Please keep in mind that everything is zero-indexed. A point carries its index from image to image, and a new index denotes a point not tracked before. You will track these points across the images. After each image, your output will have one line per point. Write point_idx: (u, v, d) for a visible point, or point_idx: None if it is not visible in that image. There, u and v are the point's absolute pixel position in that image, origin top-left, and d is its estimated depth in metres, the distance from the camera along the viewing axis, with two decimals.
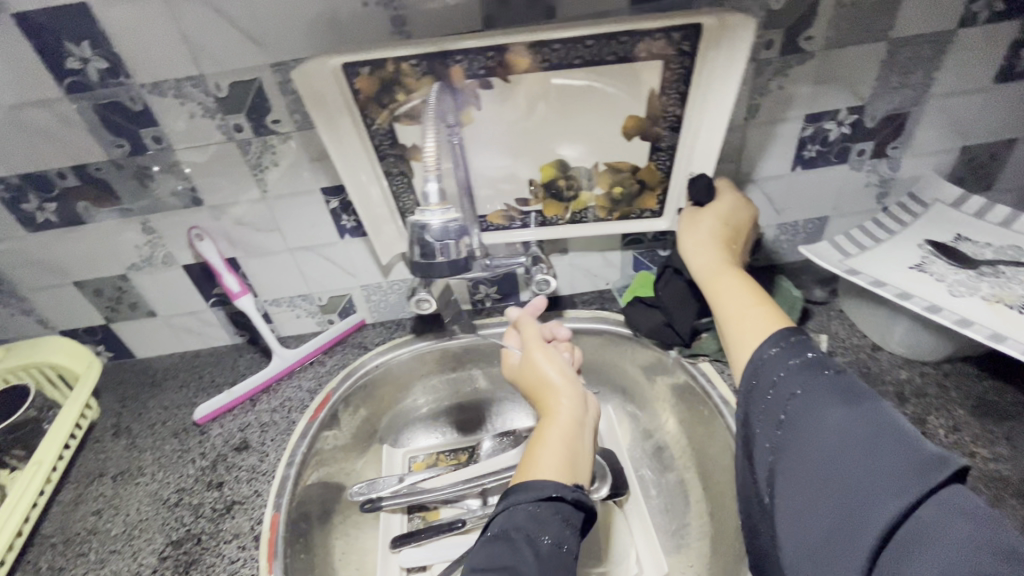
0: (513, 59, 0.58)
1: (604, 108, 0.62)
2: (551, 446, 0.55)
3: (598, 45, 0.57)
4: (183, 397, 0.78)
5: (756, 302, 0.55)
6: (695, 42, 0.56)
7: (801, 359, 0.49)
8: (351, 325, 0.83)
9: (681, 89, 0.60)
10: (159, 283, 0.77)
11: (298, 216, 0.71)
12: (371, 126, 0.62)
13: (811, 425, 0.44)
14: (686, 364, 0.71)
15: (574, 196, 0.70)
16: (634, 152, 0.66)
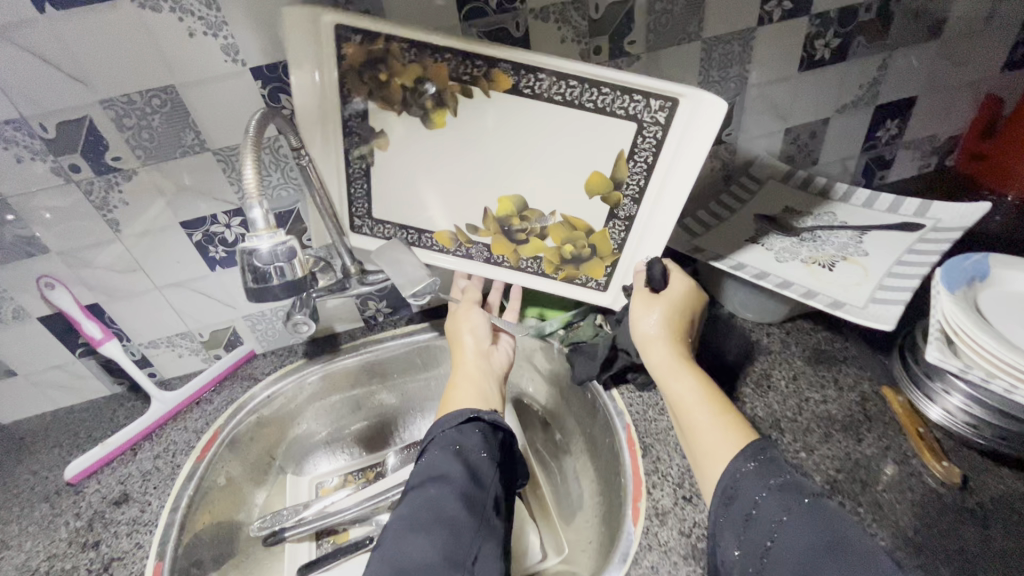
0: (499, 77, 0.58)
1: (569, 162, 0.64)
2: (462, 388, 0.63)
3: (580, 89, 0.58)
4: (55, 458, 0.73)
5: (720, 410, 0.54)
6: (670, 116, 0.60)
7: (779, 479, 0.45)
8: (239, 358, 0.81)
9: (649, 158, 0.63)
10: (12, 339, 0.72)
11: (161, 253, 0.69)
12: (346, 98, 0.59)
13: (798, 556, 0.40)
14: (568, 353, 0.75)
15: (526, 240, 0.71)
16: (593, 210, 0.68)
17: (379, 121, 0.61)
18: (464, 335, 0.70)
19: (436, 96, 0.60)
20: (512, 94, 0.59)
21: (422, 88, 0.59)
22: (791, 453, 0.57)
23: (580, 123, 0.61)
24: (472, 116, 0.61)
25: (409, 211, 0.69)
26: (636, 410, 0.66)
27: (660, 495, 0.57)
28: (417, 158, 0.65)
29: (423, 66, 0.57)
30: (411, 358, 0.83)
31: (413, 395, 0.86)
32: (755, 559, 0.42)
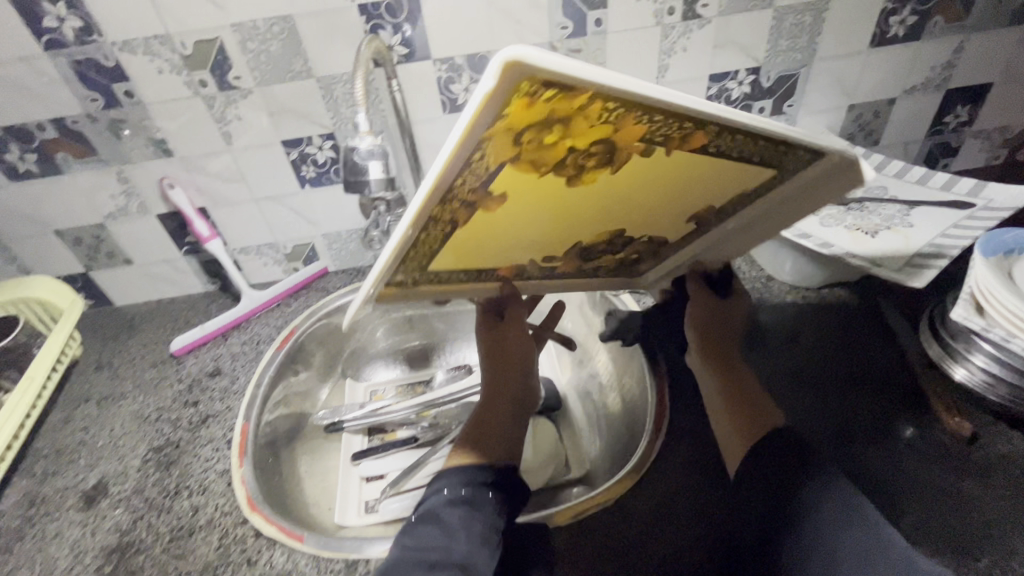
0: (696, 136, 0.40)
1: (676, 203, 0.52)
2: (495, 425, 0.58)
3: (758, 145, 0.43)
4: (160, 336, 0.86)
5: (753, 400, 0.56)
6: (804, 172, 0.46)
7: (800, 456, 0.49)
8: (315, 272, 0.91)
9: (758, 197, 0.51)
10: (134, 230, 0.84)
11: (262, 168, 0.79)
12: (477, 162, 0.37)
13: (810, 522, 0.45)
14: (610, 298, 0.81)
15: (598, 256, 0.60)
16: (676, 227, 0.57)
17: (502, 184, 0.41)
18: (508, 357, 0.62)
19: (603, 155, 0.41)
20: (676, 150, 0.42)
21: (595, 148, 0.40)
22: (808, 398, 0.62)
23: (709, 171, 0.46)
24: (631, 176, 0.45)
25: (458, 258, 0.53)
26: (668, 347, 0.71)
27: None
28: (512, 218, 0.47)
29: (618, 120, 0.36)
30: None
31: (462, 324, 0.94)
32: (774, 525, 0.47)
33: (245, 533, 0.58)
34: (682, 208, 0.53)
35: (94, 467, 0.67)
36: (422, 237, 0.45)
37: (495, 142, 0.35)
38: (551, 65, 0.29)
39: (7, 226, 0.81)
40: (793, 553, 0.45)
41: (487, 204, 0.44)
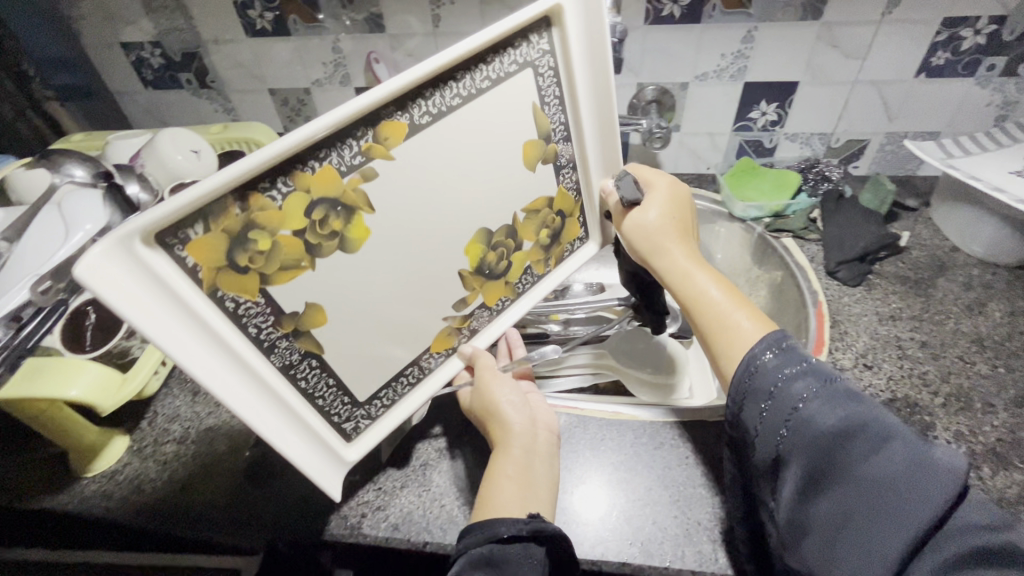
0: (394, 125, 0.40)
1: (502, 159, 0.48)
2: (496, 479, 0.48)
3: (450, 89, 0.42)
4: None
5: (736, 307, 0.48)
6: (547, 40, 0.48)
7: (799, 368, 0.41)
8: None
9: (556, 91, 0.50)
10: (333, 99, 0.93)
11: None
12: (222, 277, 0.35)
13: (813, 434, 0.37)
14: (769, 239, 0.78)
15: (507, 263, 0.53)
16: (544, 183, 0.53)
17: (301, 292, 0.39)
18: (493, 403, 0.53)
19: (342, 209, 0.39)
20: (404, 152, 0.41)
21: (321, 213, 0.38)
22: (987, 365, 0.59)
23: (492, 107, 0.45)
24: (403, 208, 0.42)
25: (383, 368, 0.48)
26: (832, 292, 0.69)
27: (841, 356, 0.62)
28: (364, 289, 0.43)
29: (300, 181, 0.36)
30: None
31: None
32: (773, 444, 0.40)
33: None
34: (515, 162, 0.49)
35: None
36: (300, 351, 0.41)
37: (204, 263, 0.34)
38: (103, 268, 0.29)
39: (233, 78, 0.93)
40: (797, 474, 0.37)
41: (309, 309, 0.40)
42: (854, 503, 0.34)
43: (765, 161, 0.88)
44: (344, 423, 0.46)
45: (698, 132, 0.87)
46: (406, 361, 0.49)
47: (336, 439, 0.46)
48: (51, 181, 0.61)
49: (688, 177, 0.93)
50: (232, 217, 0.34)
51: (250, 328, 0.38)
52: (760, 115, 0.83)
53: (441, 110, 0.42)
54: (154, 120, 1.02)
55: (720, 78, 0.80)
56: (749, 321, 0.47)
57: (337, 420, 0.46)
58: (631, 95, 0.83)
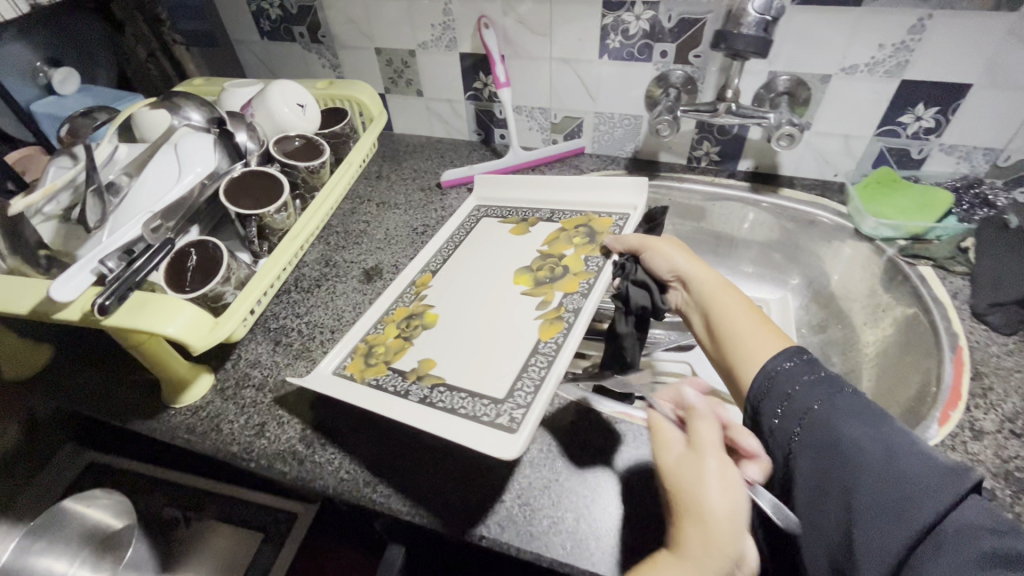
0: (424, 277, 0.71)
1: (509, 256, 0.72)
2: None
3: (445, 250, 0.75)
4: (429, 167, 0.95)
5: (760, 323, 0.52)
6: (481, 209, 0.82)
7: (816, 375, 0.45)
8: (572, 149, 0.91)
9: (523, 216, 0.78)
10: (436, 64, 0.91)
11: (571, 27, 0.78)
12: (381, 384, 0.57)
13: (829, 425, 0.41)
14: (902, 263, 0.68)
15: (558, 272, 0.65)
16: (546, 232, 0.73)
17: (422, 351, 0.60)
18: (706, 510, 0.38)
19: (417, 316, 0.65)
20: (444, 279, 0.70)
21: (409, 317, 0.65)
22: None
23: (474, 248, 0.75)
24: (447, 304, 0.66)
25: (510, 366, 0.55)
26: (977, 338, 0.59)
27: (981, 417, 0.52)
28: (455, 331, 0.62)
29: (393, 317, 0.66)
30: (715, 208, 0.85)
31: (694, 242, 0.90)
32: (789, 437, 0.43)
33: None
34: (515, 239, 0.74)
35: (373, 252, 0.78)
36: (428, 386, 0.55)
37: (357, 368, 0.59)
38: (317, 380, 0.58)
39: (344, 34, 0.93)
40: (808, 472, 0.41)
41: (421, 363, 0.58)
42: (863, 496, 0.37)
43: (909, 173, 0.76)
44: (498, 419, 0.50)
45: (832, 134, 0.76)
46: (523, 361, 0.56)
47: (500, 432, 0.49)
48: (171, 122, 0.64)
49: (810, 183, 0.82)
50: (361, 348, 0.62)
51: (389, 387, 0.56)
52: (912, 120, 0.72)
53: (443, 260, 0.74)
54: (265, 71, 1.05)
55: (872, 72, 0.69)
56: (770, 335, 0.51)
57: (489, 420, 0.50)
58: (760, 84, 0.74)
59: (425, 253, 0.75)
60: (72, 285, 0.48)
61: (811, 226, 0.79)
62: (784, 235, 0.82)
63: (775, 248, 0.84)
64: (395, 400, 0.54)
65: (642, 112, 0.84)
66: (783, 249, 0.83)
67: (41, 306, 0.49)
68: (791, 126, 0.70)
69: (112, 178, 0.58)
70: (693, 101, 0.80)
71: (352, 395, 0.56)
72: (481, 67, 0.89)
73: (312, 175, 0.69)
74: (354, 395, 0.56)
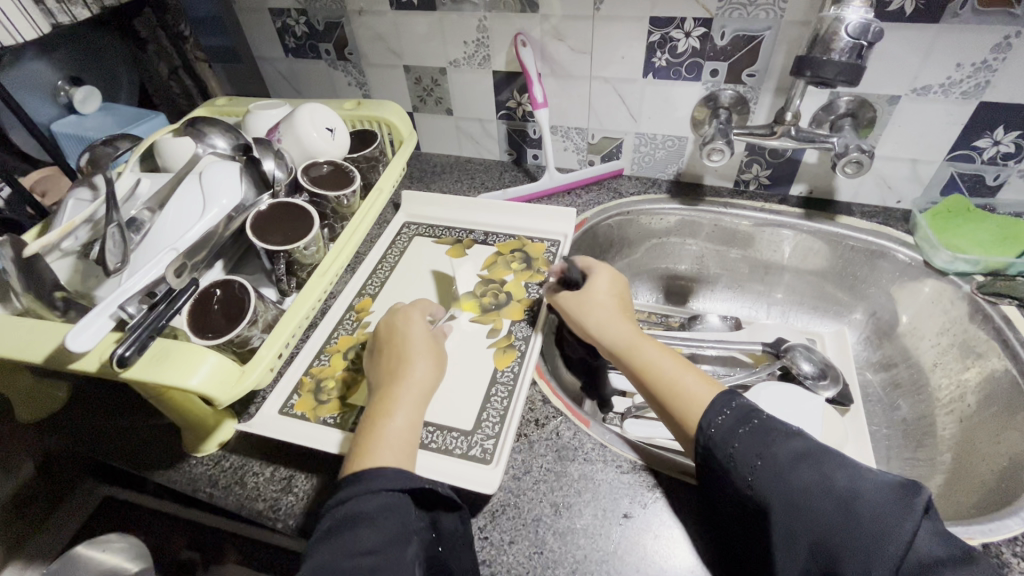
0: (363, 302, 0.70)
1: (444, 281, 0.72)
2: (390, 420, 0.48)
3: (383, 269, 0.75)
4: (459, 189, 0.91)
5: (681, 368, 0.51)
6: (407, 229, 0.81)
7: (748, 424, 0.43)
8: (610, 171, 0.87)
9: (459, 235, 0.79)
10: (466, 81, 0.87)
11: (614, 44, 0.74)
12: (330, 419, 0.57)
13: (782, 479, 0.39)
14: (981, 300, 0.63)
15: (501, 296, 0.68)
16: (481, 256, 0.75)
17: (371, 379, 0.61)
18: (406, 344, 0.55)
19: (357, 347, 0.64)
20: (381, 303, 0.70)
21: (350, 350, 0.64)
22: None
23: (406, 271, 0.74)
24: None
25: (471, 397, 0.57)
26: None
27: None
28: None
29: (336, 349, 0.64)
30: (764, 236, 0.80)
31: (739, 271, 0.85)
32: (748, 492, 0.41)
33: (532, 397, 0.58)
34: (451, 262, 0.75)
35: (401, 279, 0.74)
36: None
37: (305, 408, 0.58)
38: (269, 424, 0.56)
39: (371, 51, 0.89)
40: (779, 531, 0.38)
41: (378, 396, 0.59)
42: (834, 540, 0.36)
43: (982, 202, 0.70)
44: (471, 450, 0.52)
45: (898, 158, 0.71)
46: (482, 391, 0.58)
47: (475, 465, 0.51)
48: (195, 151, 0.60)
49: (869, 210, 0.77)
50: (307, 383, 0.61)
51: (351, 424, 0.56)
52: (989, 145, 0.66)
53: (381, 284, 0.73)
54: (288, 89, 1.02)
55: (946, 94, 0.64)
56: (697, 382, 0.49)
57: (462, 453, 0.52)
58: (820, 105, 0.69)
59: (359, 275, 0.74)
60: (91, 333, 0.44)
61: (871, 256, 0.74)
62: (842, 265, 0.77)
63: (830, 278, 0.79)
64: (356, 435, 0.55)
65: (688, 132, 0.79)
66: (839, 280, 0.78)
67: (57, 356, 0.45)
68: (859, 152, 0.64)
69: (134, 214, 0.54)
70: (744, 122, 0.75)
71: (313, 434, 0.55)
72: (515, 86, 0.85)
73: (341, 205, 0.66)
74: (319, 438, 0.55)
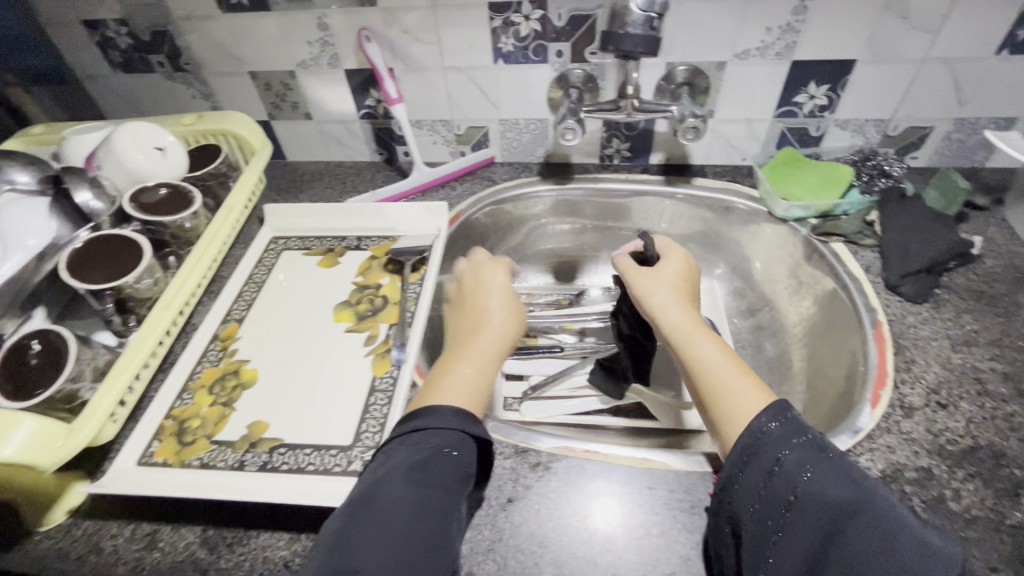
0: (230, 328, 0.65)
1: (318, 294, 0.69)
2: (462, 364, 0.50)
3: (250, 291, 0.70)
4: (330, 196, 0.87)
5: (738, 371, 0.49)
6: (274, 243, 0.77)
7: (802, 440, 0.41)
8: (481, 160, 0.87)
9: (331, 243, 0.76)
10: (319, 83, 0.83)
11: (460, 33, 0.73)
12: (196, 461, 0.53)
13: (826, 499, 0.37)
14: (816, 242, 0.69)
15: (377, 305, 0.67)
16: (355, 262, 0.73)
17: (244, 410, 0.57)
18: (483, 307, 0.57)
19: (227, 379, 0.60)
20: (248, 326, 0.66)
21: (218, 381, 0.60)
22: None
23: (274, 290, 0.70)
24: (259, 354, 0.63)
25: (349, 411, 0.56)
26: (893, 311, 0.60)
27: (909, 392, 0.53)
28: (286, 382, 0.59)
29: (201, 384, 0.60)
30: (632, 206, 0.83)
31: (617, 242, 0.88)
32: (782, 503, 0.39)
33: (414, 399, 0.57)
34: (327, 273, 0.72)
35: (269, 296, 0.69)
36: (265, 451, 0.53)
37: (166, 454, 0.54)
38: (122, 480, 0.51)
39: (210, 60, 0.83)
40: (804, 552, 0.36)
41: (251, 428, 0.55)
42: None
43: (810, 151, 0.77)
44: (354, 465, 0.51)
45: (735, 118, 0.76)
46: (362, 403, 0.56)
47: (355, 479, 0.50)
48: None
49: (720, 170, 0.82)
50: (168, 426, 0.56)
51: (219, 462, 0.52)
52: (807, 99, 0.73)
53: (247, 307, 0.68)
54: (126, 108, 0.93)
55: (763, 56, 0.69)
56: (749, 390, 0.47)
57: (341, 470, 0.51)
58: (659, 76, 0.72)
59: (222, 299, 0.68)
60: None
61: (726, 213, 0.79)
62: (704, 225, 0.82)
63: (696, 238, 0.84)
64: (227, 474, 0.51)
65: (547, 114, 0.81)
66: (704, 239, 0.83)
67: None
68: (694, 118, 0.69)
69: None
70: (596, 100, 0.78)
71: (178, 482, 0.51)
72: (371, 82, 0.82)
73: (183, 228, 0.61)
74: (186, 484, 0.51)
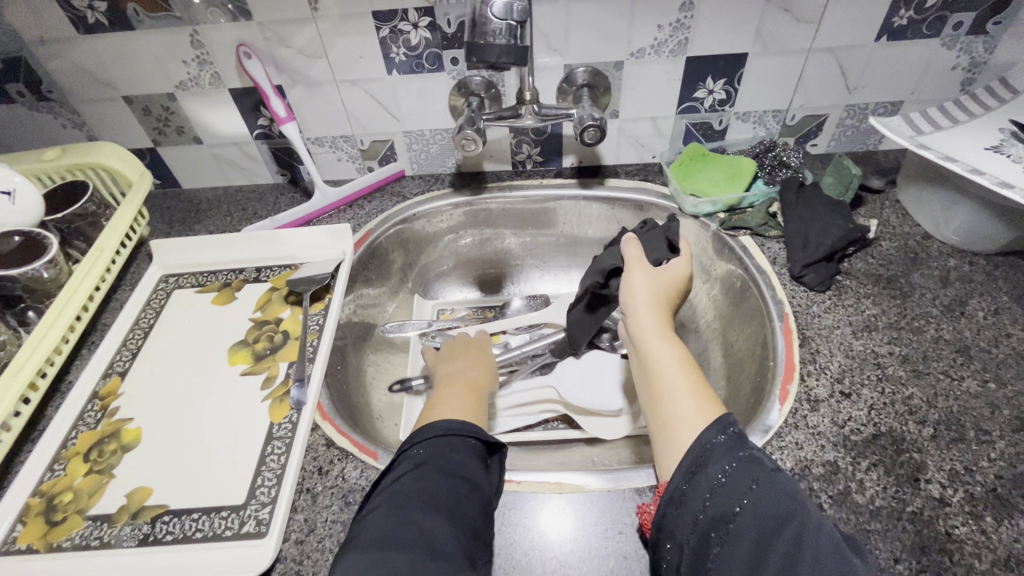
0: (113, 382, 0.59)
1: (212, 335, 0.64)
2: (454, 394, 0.57)
3: (136, 338, 0.64)
4: (229, 223, 0.81)
5: (688, 380, 0.50)
6: (164, 281, 0.70)
7: (748, 453, 0.41)
8: (390, 174, 0.83)
9: (228, 277, 0.70)
10: (204, 104, 0.77)
11: (347, 45, 0.69)
12: (66, 543, 0.47)
13: (766, 512, 0.37)
14: (725, 237, 0.69)
15: (277, 340, 0.63)
16: (253, 296, 0.68)
17: (125, 476, 0.51)
18: (470, 354, 0.66)
19: (108, 442, 0.54)
20: (133, 378, 0.60)
21: (97, 445, 0.54)
22: (976, 382, 0.52)
23: (163, 334, 0.64)
24: (145, 410, 0.57)
25: (244, 464, 0.51)
26: (799, 302, 0.60)
27: (815, 384, 0.53)
28: (174, 438, 0.54)
29: (77, 450, 0.53)
30: (548, 211, 0.81)
31: (538, 249, 0.86)
32: (725, 515, 0.38)
33: (316, 443, 0.53)
34: (223, 310, 0.66)
35: (157, 342, 0.63)
36: (148, 522, 0.48)
37: (32, 538, 0.47)
38: None
39: (75, 86, 0.75)
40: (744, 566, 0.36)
41: (133, 495, 0.50)
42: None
43: (715, 145, 0.77)
44: (249, 526, 0.47)
45: (640, 116, 0.75)
46: (258, 453, 0.52)
47: (250, 542, 0.46)
48: None
49: (633, 168, 0.81)
50: (34, 504, 0.50)
51: (93, 540, 0.47)
52: (707, 94, 0.72)
53: (131, 356, 0.62)
54: None
55: (658, 54, 0.68)
56: (693, 400, 0.48)
57: (234, 533, 0.47)
58: (559, 79, 0.71)
59: (102, 350, 0.62)
60: None
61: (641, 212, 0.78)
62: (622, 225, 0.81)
63: None
64: (102, 554, 0.46)
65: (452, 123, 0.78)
66: None
67: None
68: (595, 121, 0.66)
69: None
70: (499, 106, 0.75)
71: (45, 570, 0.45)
72: (260, 101, 0.77)
73: (38, 280, 0.54)
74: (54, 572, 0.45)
